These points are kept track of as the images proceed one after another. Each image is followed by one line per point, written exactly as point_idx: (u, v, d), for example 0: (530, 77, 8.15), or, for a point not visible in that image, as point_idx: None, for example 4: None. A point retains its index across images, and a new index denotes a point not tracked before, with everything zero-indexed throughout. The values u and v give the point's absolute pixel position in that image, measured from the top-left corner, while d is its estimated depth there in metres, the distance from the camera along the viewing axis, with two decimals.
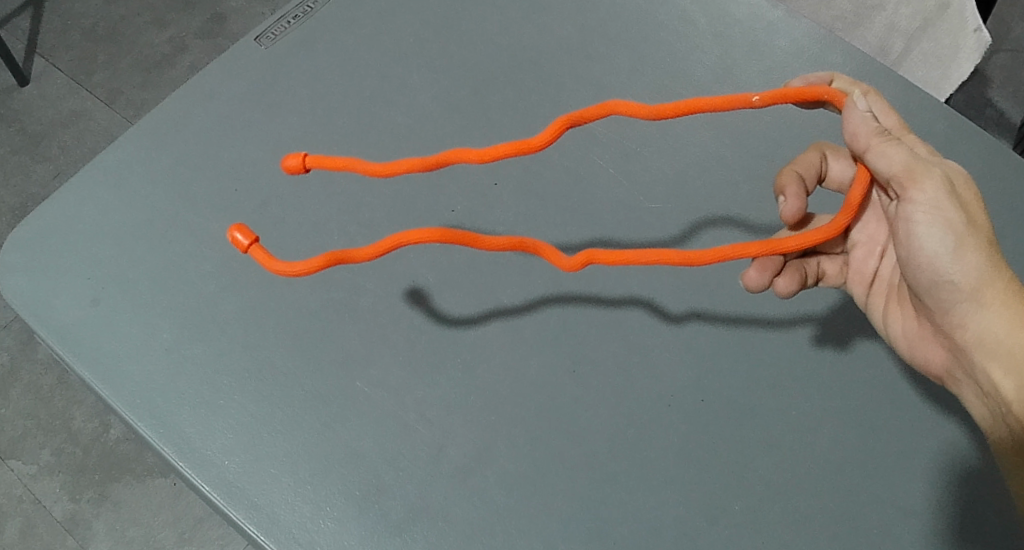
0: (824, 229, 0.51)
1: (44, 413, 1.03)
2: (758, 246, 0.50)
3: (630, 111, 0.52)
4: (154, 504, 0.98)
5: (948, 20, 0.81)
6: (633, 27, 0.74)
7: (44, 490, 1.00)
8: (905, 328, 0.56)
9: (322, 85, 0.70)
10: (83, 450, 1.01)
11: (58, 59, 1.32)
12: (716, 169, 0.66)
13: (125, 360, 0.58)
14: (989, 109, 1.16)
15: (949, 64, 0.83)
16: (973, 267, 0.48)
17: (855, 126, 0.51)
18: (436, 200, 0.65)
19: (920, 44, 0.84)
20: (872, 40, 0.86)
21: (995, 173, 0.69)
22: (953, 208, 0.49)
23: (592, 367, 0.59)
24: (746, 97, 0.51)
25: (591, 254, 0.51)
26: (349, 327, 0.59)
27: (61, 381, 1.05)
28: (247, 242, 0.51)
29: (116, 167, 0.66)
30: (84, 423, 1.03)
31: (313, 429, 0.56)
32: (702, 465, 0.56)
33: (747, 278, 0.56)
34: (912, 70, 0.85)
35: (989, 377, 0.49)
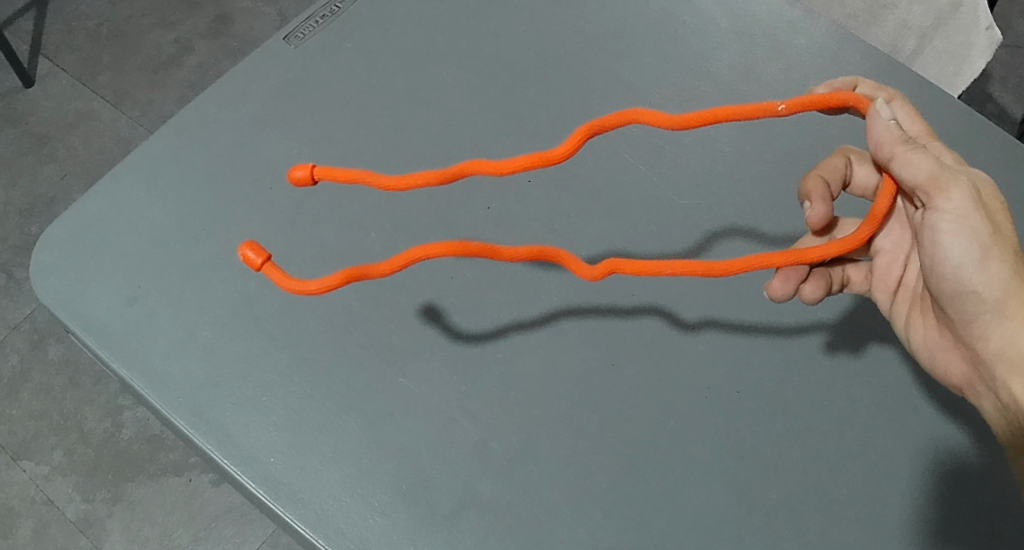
0: (849, 240, 0.52)
1: (56, 413, 1.03)
2: (783, 256, 0.52)
3: (655, 120, 0.52)
4: (168, 502, 0.98)
5: (961, 17, 0.83)
6: (656, 26, 0.75)
7: (57, 491, 1.00)
8: (927, 338, 0.57)
9: (353, 85, 0.70)
10: (95, 450, 1.02)
11: (63, 60, 1.32)
12: (745, 166, 0.67)
13: (164, 359, 0.59)
14: (990, 104, 1.18)
15: (961, 60, 0.85)
16: (997, 278, 0.49)
17: (880, 134, 0.52)
18: (468, 198, 0.66)
19: (934, 43, 0.85)
20: (885, 39, 0.86)
21: (1020, 167, 0.70)
22: (978, 218, 0.49)
23: (629, 361, 0.60)
24: (771, 106, 0.51)
25: (614, 264, 0.51)
26: (389, 324, 0.60)
27: (72, 381, 1.05)
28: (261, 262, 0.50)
29: (145, 167, 0.67)
30: (95, 424, 1.03)
31: (355, 426, 0.56)
32: (738, 455, 0.57)
33: (771, 287, 0.57)
34: (925, 68, 0.86)
35: (1009, 389, 0.50)
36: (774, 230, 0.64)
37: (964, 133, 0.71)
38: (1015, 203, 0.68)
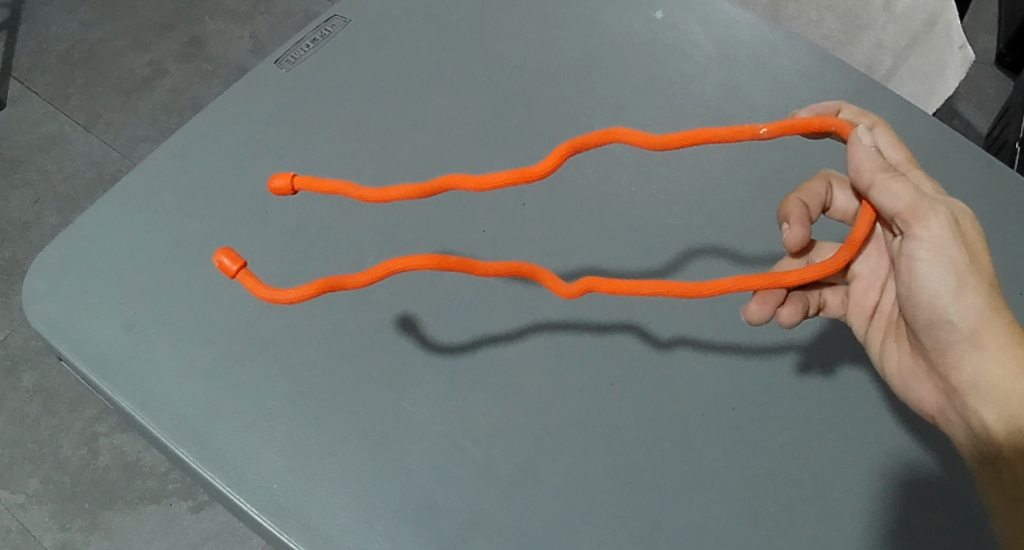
0: (826, 264, 0.53)
1: (31, 441, 1.01)
2: (760, 279, 0.52)
3: (638, 139, 0.53)
4: (149, 529, 0.97)
5: (935, 38, 0.86)
6: (642, 49, 0.77)
7: (33, 520, 0.98)
8: (901, 364, 0.58)
9: (346, 108, 0.71)
10: (72, 479, 1.00)
11: (35, 83, 1.31)
12: (735, 184, 0.68)
13: (162, 387, 0.58)
14: (955, 119, 1.22)
15: (935, 79, 0.89)
16: (973, 308, 0.51)
17: (860, 160, 0.54)
18: (463, 221, 0.66)
19: (908, 62, 0.88)
20: (861, 58, 0.90)
21: (997, 184, 0.73)
22: (954, 248, 0.52)
23: (631, 378, 0.60)
24: (753, 129, 0.53)
25: (592, 283, 0.52)
26: (392, 346, 0.60)
27: (47, 409, 1.03)
28: (236, 268, 0.52)
29: (138, 193, 0.66)
30: (72, 452, 1.01)
31: (359, 450, 0.56)
32: (736, 470, 0.58)
33: (748, 311, 0.59)
34: (901, 86, 0.90)
35: (980, 417, 0.52)
36: (763, 249, 0.66)
37: (943, 149, 0.74)
38: (991, 220, 0.71)
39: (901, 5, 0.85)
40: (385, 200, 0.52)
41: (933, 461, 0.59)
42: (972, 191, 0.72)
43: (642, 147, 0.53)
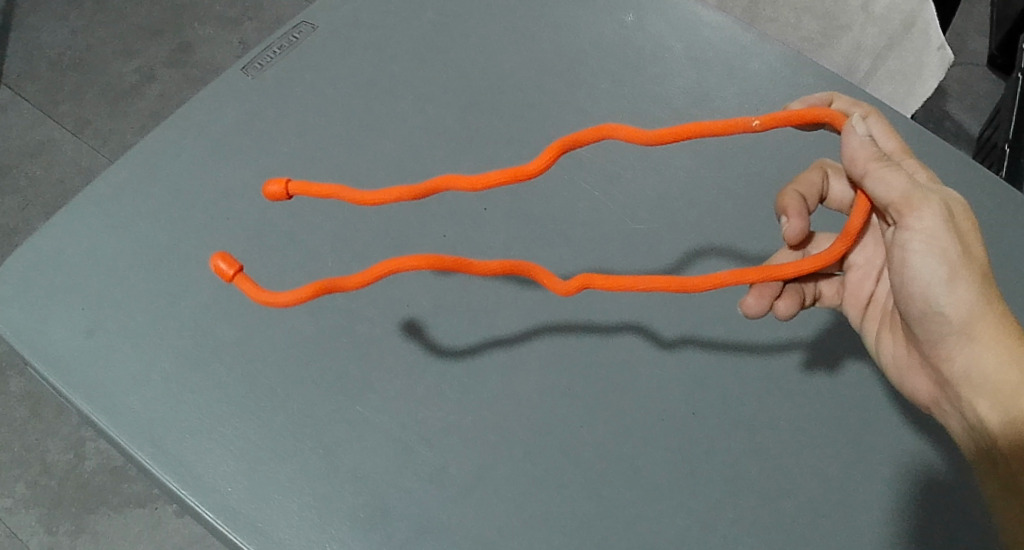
0: (825, 255, 0.53)
1: (18, 445, 1.02)
2: (755, 273, 0.53)
3: (629, 135, 0.53)
4: (134, 533, 0.97)
5: (914, 39, 0.86)
6: (612, 53, 0.77)
7: (19, 524, 0.98)
8: (896, 354, 0.59)
9: (312, 114, 0.71)
10: (58, 482, 1.00)
11: (25, 90, 1.34)
12: (699, 189, 0.69)
13: (123, 392, 0.59)
14: (947, 121, 1.22)
15: (913, 80, 0.88)
16: (965, 301, 0.51)
17: (854, 150, 0.53)
18: (425, 227, 0.66)
19: (887, 62, 0.88)
20: (839, 60, 0.91)
21: (969, 185, 0.72)
22: (948, 239, 0.51)
23: (589, 383, 0.61)
24: (745, 122, 0.53)
25: (586, 281, 0.53)
26: (351, 351, 0.60)
27: (35, 413, 1.04)
28: (232, 273, 0.51)
29: (103, 198, 0.67)
30: (59, 456, 1.02)
31: (312, 454, 0.56)
32: (691, 474, 0.58)
33: (745, 304, 0.59)
34: (879, 88, 0.90)
35: (974, 408, 0.53)
36: (722, 254, 0.66)
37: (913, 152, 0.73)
38: None
39: (878, 6, 0.86)
40: (379, 202, 0.53)
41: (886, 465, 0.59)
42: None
43: (632, 143, 0.53)
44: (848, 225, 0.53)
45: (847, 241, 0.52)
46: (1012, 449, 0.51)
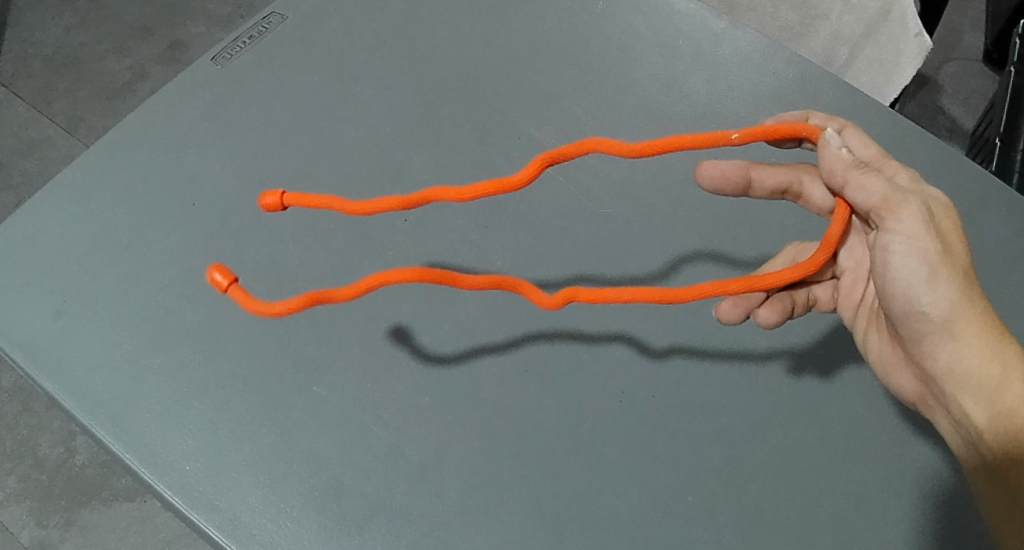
0: (807, 264, 0.53)
1: (10, 441, 1.05)
2: (738, 283, 0.53)
3: (611, 147, 0.54)
4: (123, 527, 1.00)
5: (891, 25, 0.86)
6: (582, 41, 0.77)
7: (10, 516, 1.01)
8: (884, 353, 0.58)
9: (280, 102, 0.72)
10: (48, 477, 1.03)
11: (19, 87, 1.36)
12: (661, 175, 0.69)
13: (86, 373, 0.59)
14: (940, 116, 1.22)
15: (891, 69, 0.87)
16: (945, 298, 0.50)
17: (831, 164, 0.55)
18: (390, 212, 0.67)
19: (865, 50, 0.88)
20: (818, 49, 0.90)
21: (939, 168, 0.72)
22: (928, 239, 0.51)
23: (546, 366, 0.61)
24: (726, 135, 0.54)
25: (574, 292, 0.53)
26: (311, 334, 0.61)
27: (26, 409, 1.07)
28: (225, 284, 0.51)
29: (73, 185, 0.67)
30: (49, 451, 1.05)
31: (269, 434, 0.57)
32: (645, 454, 0.59)
33: (720, 311, 0.59)
34: (857, 77, 0.88)
35: (959, 405, 0.52)
36: (682, 240, 0.67)
37: (883, 137, 0.73)
38: None
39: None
40: (369, 214, 0.53)
41: (838, 446, 0.60)
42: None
43: (614, 155, 0.54)
44: (827, 235, 0.54)
45: (826, 251, 0.53)
46: (1000, 444, 0.50)
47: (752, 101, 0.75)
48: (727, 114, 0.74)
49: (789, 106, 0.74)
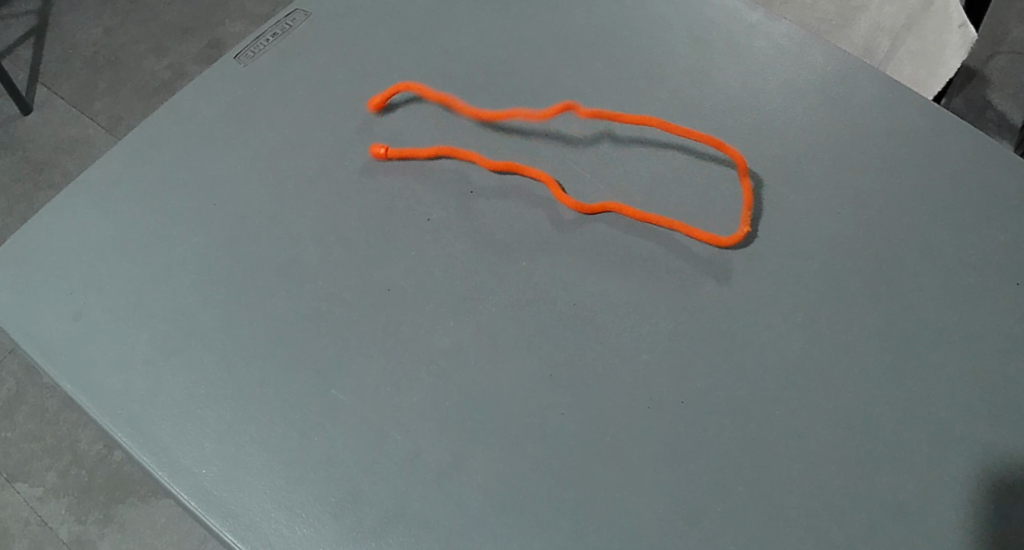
0: (723, 237, 0.64)
1: (50, 436, 1.17)
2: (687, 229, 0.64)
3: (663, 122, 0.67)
4: (158, 524, 1.10)
5: (931, 16, 0.82)
6: (611, 35, 0.75)
7: (51, 511, 1.13)
8: None
9: (303, 98, 0.71)
10: (88, 472, 1.14)
11: (60, 87, 1.54)
12: (692, 173, 0.67)
13: (107, 374, 0.60)
14: (989, 111, 1.16)
15: (935, 61, 0.83)
16: None
17: None
18: (413, 212, 0.65)
19: (907, 43, 0.85)
20: (859, 42, 0.88)
21: (991, 163, 0.68)
22: None
23: (568, 370, 0.59)
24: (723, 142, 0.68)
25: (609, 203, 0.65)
26: (328, 335, 0.60)
27: (65, 405, 1.19)
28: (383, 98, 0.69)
29: (98, 186, 0.68)
30: (88, 446, 1.16)
31: (287, 438, 0.57)
32: (671, 461, 0.57)
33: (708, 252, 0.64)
34: (898, 71, 0.85)
35: None
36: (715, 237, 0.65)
37: (929, 131, 0.69)
38: (979, 199, 0.66)
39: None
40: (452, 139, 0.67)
41: (880, 456, 0.57)
42: (960, 176, 0.67)
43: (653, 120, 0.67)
44: (738, 230, 0.64)
45: (730, 239, 0.64)
46: None
47: (789, 94, 0.72)
48: (763, 106, 0.71)
49: (828, 100, 0.71)
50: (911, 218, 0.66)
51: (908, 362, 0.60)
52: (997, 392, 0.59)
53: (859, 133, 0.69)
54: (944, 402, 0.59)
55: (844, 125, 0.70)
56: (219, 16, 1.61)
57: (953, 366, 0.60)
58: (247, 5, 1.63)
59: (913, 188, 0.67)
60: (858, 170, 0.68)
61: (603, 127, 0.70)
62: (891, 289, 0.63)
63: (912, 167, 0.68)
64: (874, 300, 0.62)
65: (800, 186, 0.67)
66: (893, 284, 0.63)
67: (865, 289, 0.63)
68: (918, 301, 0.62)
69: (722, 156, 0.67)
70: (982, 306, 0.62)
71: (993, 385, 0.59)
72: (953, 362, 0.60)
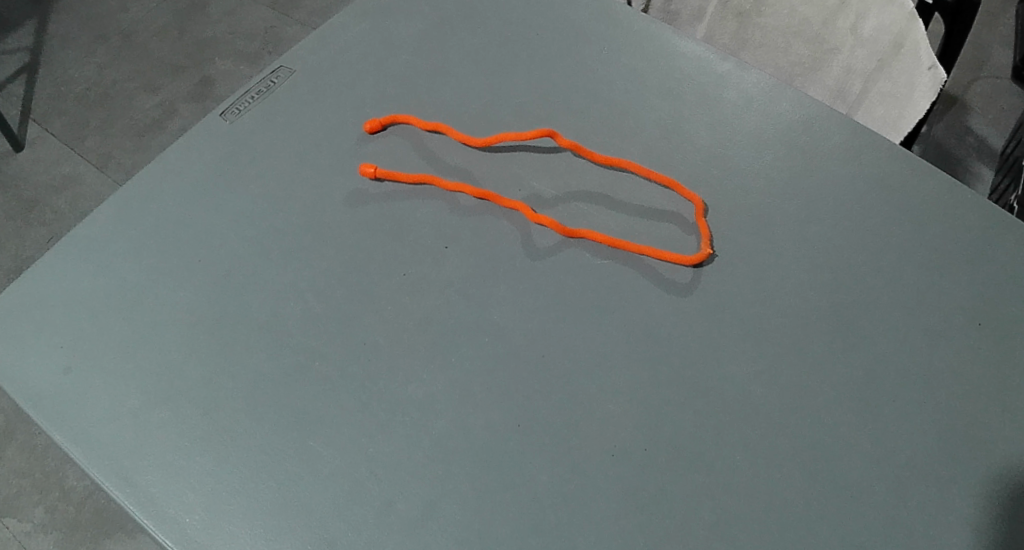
0: (686, 256, 0.68)
1: (39, 471, 1.18)
2: (648, 251, 0.68)
3: (634, 165, 0.72)
4: None
5: (903, 59, 0.83)
6: (584, 89, 0.78)
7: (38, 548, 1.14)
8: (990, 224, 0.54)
9: (287, 154, 0.74)
10: (76, 508, 1.16)
11: (52, 124, 1.56)
12: (660, 224, 0.70)
13: (94, 426, 0.62)
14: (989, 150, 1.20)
15: (904, 103, 0.85)
16: None
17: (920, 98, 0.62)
18: (390, 266, 0.68)
19: (878, 84, 0.87)
20: (831, 83, 0.92)
21: (949, 209, 0.71)
22: None
23: (537, 419, 0.62)
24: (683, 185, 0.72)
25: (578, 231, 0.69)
26: (307, 388, 0.63)
27: (54, 441, 1.20)
28: (377, 124, 0.74)
29: (88, 241, 0.70)
30: (77, 482, 1.18)
31: (266, 488, 0.59)
32: (636, 507, 0.59)
33: (673, 279, 0.68)
34: (871, 110, 0.89)
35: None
36: (680, 290, 0.67)
37: (889, 180, 0.72)
38: (936, 246, 0.69)
39: (867, 28, 0.85)
40: (430, 182, 0.71)
41: (836, 501, 0.59)
42: (918, 224, 0.70)
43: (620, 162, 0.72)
44: (700, 251, 0.68)
45: (693, 259, 0.68)
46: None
47: (756, 145, 0.75)
48: (731, 158, 0.74)
49: (793, 151, 0.74)
50: (870, 266, 0.68)
51: (865, 408, 0.63)
52: (949, 436, 0.61)
53: (822, 183, 0.72)
54: (898, 446, 0.61)
55: (808, 175, 0.73)
56: (209, 55, 1.66)
57: (908, 412, 0.62)
58: (236, 44, 1.68)
59: (871, 236, 0.70)
60: (821, 220, 0.71)
61: (574, 182, 0.72)
62: (851, 337, 0.65)
63: (872, 216, 0.71)
64: (835, 347, 0.65)
65: (764, 237, 0.70)
66: (853, 331, 0.66)
67: (826, 337, 0.65)
68: (877, 347, 0.65)
69: (684, 200, 0.71)
70: (937, 352, 0.65)
71: (947, 430, 0.62)
72: (909, 406, 0.63)
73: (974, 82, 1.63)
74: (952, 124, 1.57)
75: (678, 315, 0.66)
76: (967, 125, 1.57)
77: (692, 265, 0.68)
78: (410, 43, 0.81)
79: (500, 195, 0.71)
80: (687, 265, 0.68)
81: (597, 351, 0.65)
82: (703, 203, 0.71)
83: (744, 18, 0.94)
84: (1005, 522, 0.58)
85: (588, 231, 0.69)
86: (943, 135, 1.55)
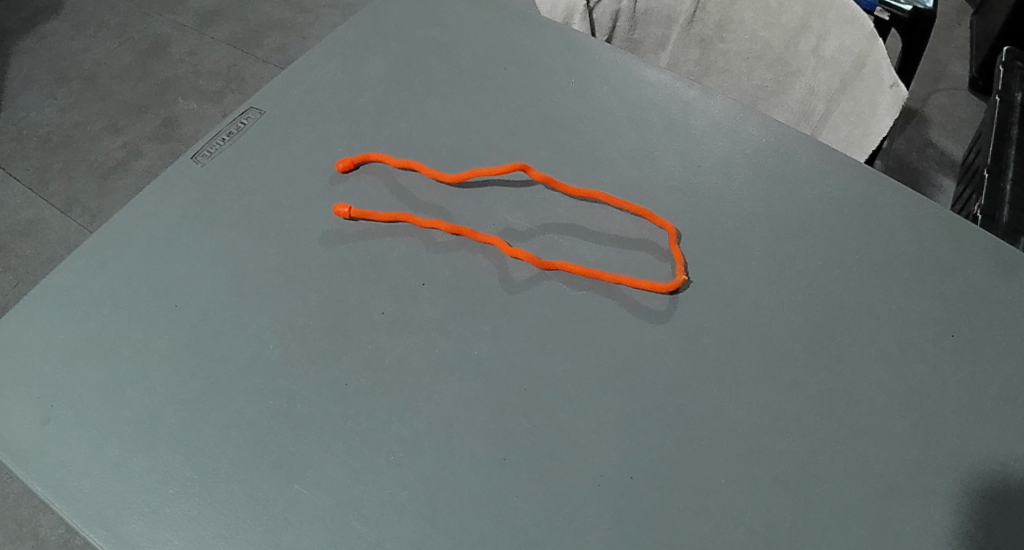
0: (661, 284, 0.69)
1: (12, 521, 1.16)
2: (623, 280, 0.69)
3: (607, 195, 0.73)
4: None
5: (864, 78, 0.85)
6: (554, 121, 0.80)
7: None
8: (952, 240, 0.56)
9: (262, 196, 0.74)
10: None
11: (15, 168, 1.55)
12: (634, 253, 0.72)
13: (74, 477, 0.61)
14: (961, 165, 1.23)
15: (868, 121, 0.86)
16: None
17: None
18: (368, 305, 0.68)
19: (841, 104, 0.89)
20: (795, 104, 0.93)
21: (914, 226, 0.73)
22: None
23: (522, 452, 0.62)
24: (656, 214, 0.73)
25: (553, 263, 0.70)
26: (290, 431, 0.62)
27: (25, 491, 1.18)
28: (349, 164, 0.74)
29: (61, 289, 0.69)
30: (50, 530, 1.16)
31: (252, 533, 0.59)
32: (624, 535, 0.59)
33: (649, 308, 0.69)
34: (835, 131, 0.90)
35: None
36: (656, 318, 0.68)
37: (855, 200, 0.74)
38: (903, 262, 0.71)
39: (828, 49, 0.87)
40: (403, 220, 0.72)
41: (819, 518, 0.60)
42: (885, 242, 0.72)
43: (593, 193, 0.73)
44: (675, 277, 0.69)
45: (668, 285, 0.69)
46: None
47: (725, 171, 0.76)
48: (701, 184, 0.76)
49: (760, 174, 0.76)
50: (840, 285, 0.70)
51: (842, 425, 0.64)
52: (926, 450, 0.63)
53: (790, 206, 0.74)
54: (877, 462, 0.62)
55: (777, 198, 0.74)
56: (172, 94, 1.66)
57: (884, 428, 0.64)
58: (199, 82, 1.68)
59: (841, 256, 0.71)
60: (791, 242, 0.72)
61: (547, 215, 0.73)
62: (826, 356, 0.67)
63: (840, 236, 0.72)
64: (811, 366, 0.66)
65: (736, 261, 0.71)
66: (827, 351, 0.67)
67: (802, 358, 0.66)
68: (851, 365, 0.66)
69: (658, 228, 0.73)
70: (910, 367, 0.66)
71: (923, 443, 0.63)
72: (885, 422, 0.64)
73: (931, 94, 1.68)
74: (913, 138, 1.61)
75: (656, 341, 0.67)
76: (927, 137, 1.62)
77: (668, 292, 0.69)
78: (380, 81, 0.82)
79: (474, 230, 0.72)
80: (662, 292, 0.69)
81: (578, 381, 0.65)
82: (676, 230, 0.72)
83: (707, 44, 0.97)
84: (985, 533, 0.60)
85: (563, 262, 0.70)
86: (905, 150, 1.60)
